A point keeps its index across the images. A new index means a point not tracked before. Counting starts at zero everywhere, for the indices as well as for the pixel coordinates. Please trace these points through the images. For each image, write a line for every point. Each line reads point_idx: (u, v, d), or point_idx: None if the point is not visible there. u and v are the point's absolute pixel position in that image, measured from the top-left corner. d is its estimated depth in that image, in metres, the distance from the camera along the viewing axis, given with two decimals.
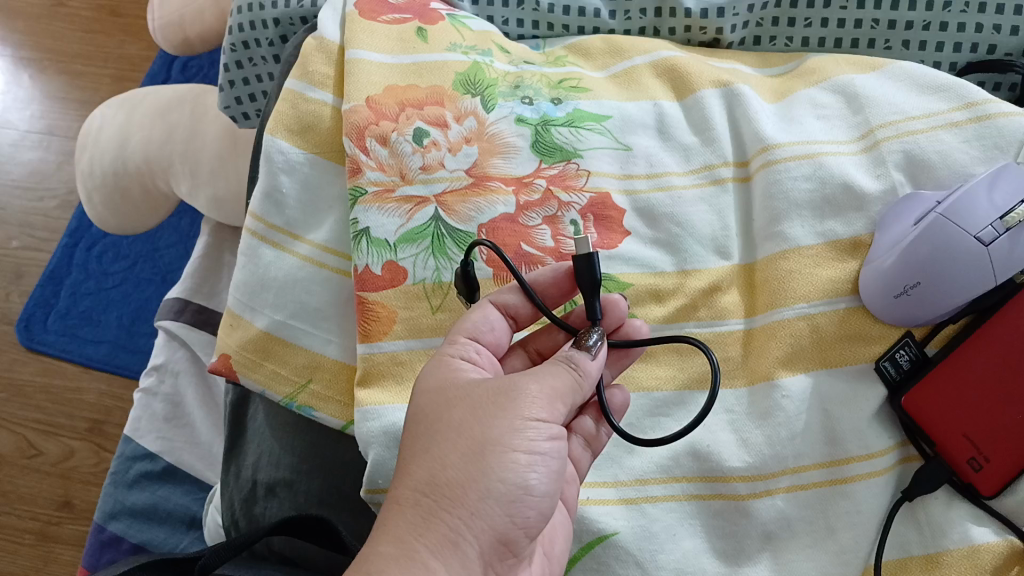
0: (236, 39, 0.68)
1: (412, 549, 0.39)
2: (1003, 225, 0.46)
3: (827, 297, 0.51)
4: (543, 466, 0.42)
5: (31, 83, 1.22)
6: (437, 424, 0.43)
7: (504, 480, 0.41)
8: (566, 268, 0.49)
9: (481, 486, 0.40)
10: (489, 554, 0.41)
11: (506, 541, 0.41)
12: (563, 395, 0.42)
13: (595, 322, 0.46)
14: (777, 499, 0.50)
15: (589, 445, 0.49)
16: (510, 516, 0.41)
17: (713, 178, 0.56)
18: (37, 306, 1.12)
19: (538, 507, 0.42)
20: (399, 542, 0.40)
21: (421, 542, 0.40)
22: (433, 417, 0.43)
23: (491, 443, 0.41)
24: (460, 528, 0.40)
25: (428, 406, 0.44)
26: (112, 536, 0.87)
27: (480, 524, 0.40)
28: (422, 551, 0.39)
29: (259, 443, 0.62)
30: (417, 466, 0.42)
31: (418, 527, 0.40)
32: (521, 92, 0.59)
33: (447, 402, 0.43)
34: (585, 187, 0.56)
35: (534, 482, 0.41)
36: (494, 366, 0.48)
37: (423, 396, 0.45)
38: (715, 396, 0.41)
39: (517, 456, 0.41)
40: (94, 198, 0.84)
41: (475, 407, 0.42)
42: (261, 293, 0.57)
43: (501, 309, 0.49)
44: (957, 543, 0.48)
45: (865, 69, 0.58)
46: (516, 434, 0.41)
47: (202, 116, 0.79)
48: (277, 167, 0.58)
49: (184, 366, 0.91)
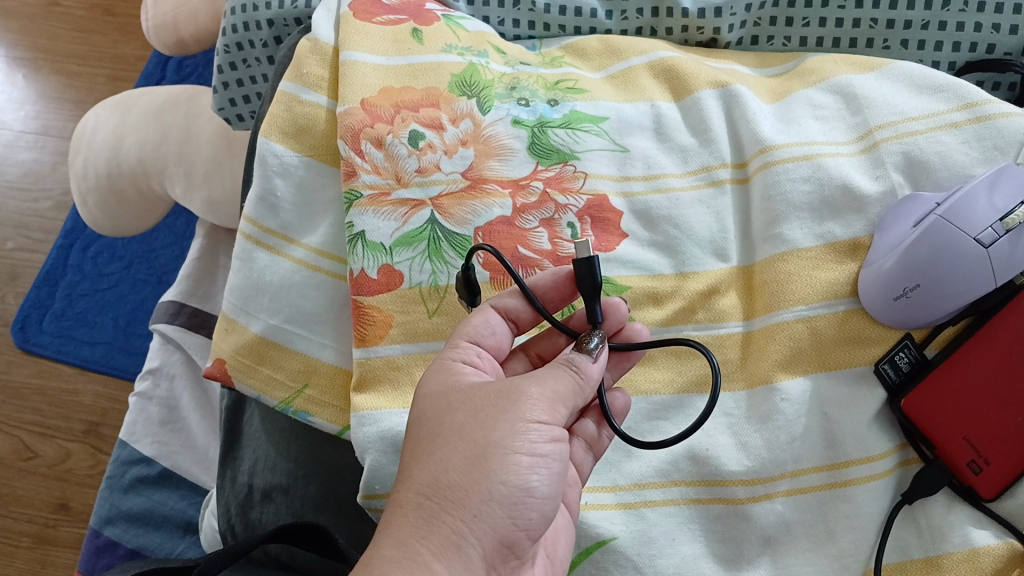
0: (230, 40, 0.67)
1: (414, 552, 0.39)
2: (1003, 226, 0.46)
3: (826, 300, 0.51)
4: (545, 469, 0.41)
5: (25, 83, 1.22)
6: (439, 427, 0.42)
7: (506, 483, 0.40)
8: (567, 271, 0.48)
9: (483, 488, 0.40)
10: (492, 556, 0.41)
11: (508, 544, 0.41)
12: (564, 397, 0.42)
13: (595, 326, 0.45)
14: (777, 503, 0.49)
15: (591, 448, 0.49)
16: (513, 518, 0.41)
17: (711, 180, 0.56)
18: (32, 308, 1.11)
19: (540, 509, 0.42)
20: (402, 545, 0.39)
21: (424, 544, 0.39)
22: (435, 420, 0.43)
23: (493, 446, 0.40)
24: (463, 531, 0.40)
25: (429, 410, 0.44)
26: (108, 541, 0.86)
27: (482, 526, 0.40)
28: (425, 554, 0.39)
29: (255, 448, 0.61)
30: (419, 469, 0.42)
31: (420, 530, 0.40)
32: (517, 94, 0.59)
33: (448, 406, 0.43)
34: (582, 189, 0.56)
35: (536, 484, 0.41)
36: (495, 369, 0.48)
37: (423, 400, 0.44)
38: (715, 400, 0.41)
39: (518, 458, 0.41)
40: (88, 200, 0.84)
41: (477, 410, 0.42)
42: (256, 297, 0.57)
43: (501, 313, 0.48)
44: (957, 546, 0.48)
45: (864, 69, 0.57)
46: (518, 436, 0.41)
47: (196, 117, 0.79)
48: (272, 170, 0.58)
49: (179, 369, 0.90)
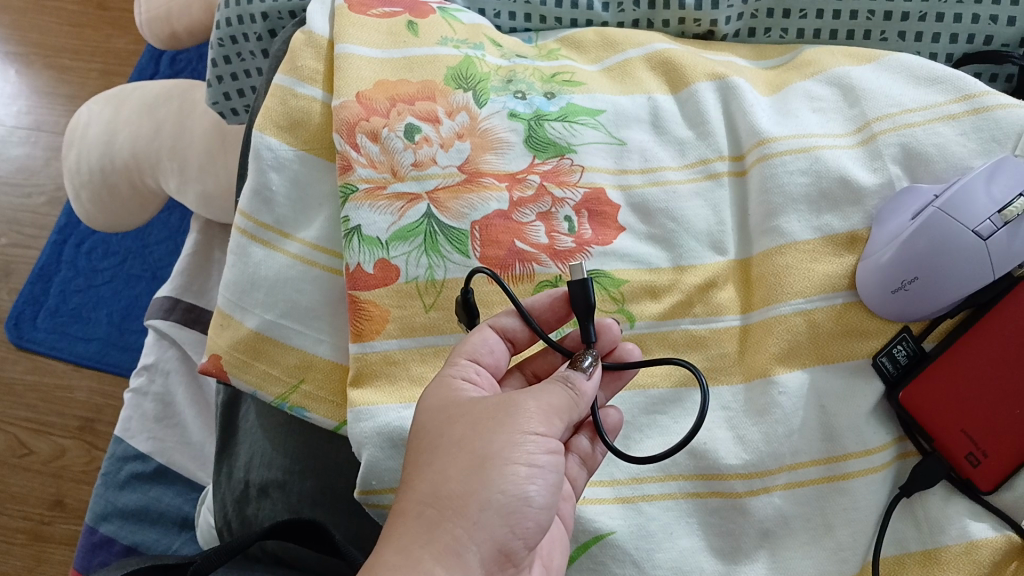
0: (224, 33, 0.67)
1: (415, 558, 0.39)
2: (1001, 218, 0.46)
3: (824, 293, 0.51)
4: (543, 479, 0.41)
5: (17, 77, 1.21)
6: (438, 440, 0.42)
7: (505, 492, 0.40)
8: (562, 292, 0.48)
9: (482, 498, 0.40)
10: (491, 563, 0.40)
11: (506, 551, 0.41)
12: (560, 411, 0.42)
13: (589, 345, 0.45)
14: (775, 496, 0.49)
15: (585, 463, 0.49)
16: (511, 526, 0.40)
17: (708, 173, 0.56)
18: (26, 304, 1.11)
19: (537, 518, 0.41)
20: (403, 552, 0.39)
21: (426, 551, 0.39)
22: (435, 433, 0.43)
23: (491, 457, 0.40)
24: (462, 538, 0.39)
25: (429, 422, 0.44)
26: (104, 538, 0.86)
27: (481, 534, 0.40)
28: (427, 560, 0.39)
29: (251, 442, 0.61)
30: (419, 479, 0.41)
31: (422, 537, 0.40)
32: (513, 86, 0.58)
33: (448, 419, 0.43)
34: (579, 183, 0.55)
35: (534, 494, 0.41)
36: (493, 387, 0.47)
37: (424, 414, 0.44)
38: (703, 415, 0.41)
39: (517, 469, 0.40)
40: (81, 195, 0.83)
41: (476, 422, 0.42)
42: (251, 292, 0.57)
43: (499, 332, 0.48)
44: (955, 539, 0.48)
45: (862, 60, 0.57)
46: (516, 447, 0.40)
47: (190, 111, 0.78)
48: (266, 164, 0.57)
49: (175, 365, 0.90)
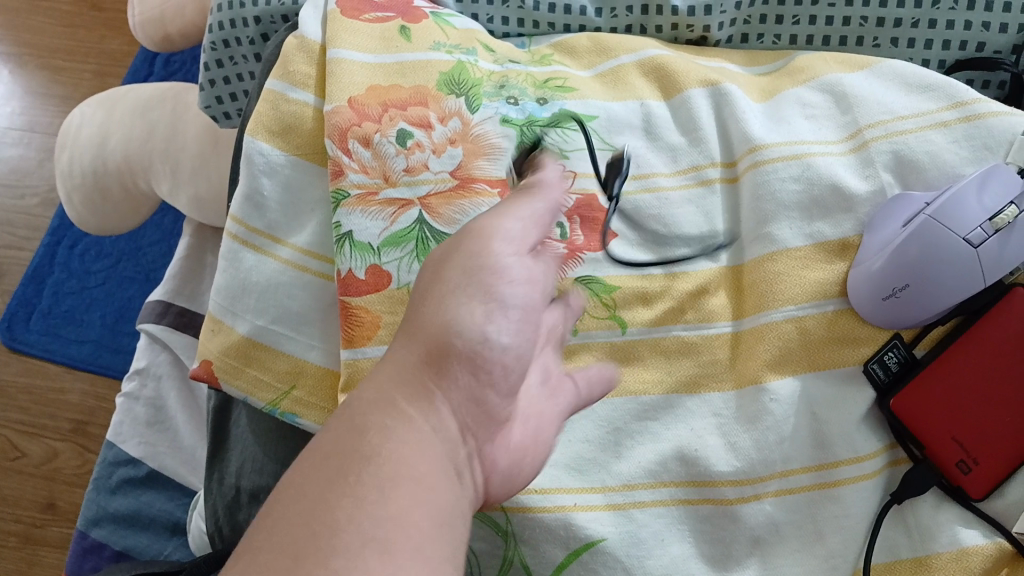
0: (216, 37, 0.67)
1: (393, 402, 0.33)
2: (992, 226, 0.46)
3: (815, 300, 0.51)
4: (507, 317, 0.34)
5: (11, 78, 1.20)
6: (431, 281, 0.35)
7: (472, 327, 0.34)
8: None
9: (456, 338, 0.33)
10: (469, 415, 0.34)
11: (486, 407, 0.34)
12: (541, 222, 0.38)
13: None
14: (766, 503, 0.49)
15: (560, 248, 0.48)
16: (481, 370, 0.34)
17: (700, 179, 0.56)
18: (20, 305, 1.10)
19: (509, 364, 0.34)
20: (378, 393, 0.33)
21: (405, 400, 0.33)
22: (423, 284, 0.36)
23: (462, 287, 0.34)
24: (439, 388, 0.33)
25: (420, 278, 0.36)
26: (94, 542, 0.86)
27: (458, 385, 0.33)
28: (403, 410, 0.32)
29: (243, 447, 0.61)
30: (411, 322, 0.34)
31: (401, 376, 0.33)
32: (506, 92, 0.58)
33: (433, 263, 0.36)
34: (572, 189, 0.54)
35: (500, 331, 0.34)
36: (553, 186, 0.40)
37: (421, 271, 0.37)
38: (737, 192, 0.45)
39: (484, 299, 0.34)
40: (74, 197, 0.82)
41: (464, 257, 0.35)
42: (242, 297, 0.56)
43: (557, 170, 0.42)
44: (946, 546, 0.48)
45: (854, 67, 0.57)
46: (494, 268, 0.35)
47: (183, 114, 0.78)
48: (258, 169, 0.57)
49: (166, 369, 0.90)
